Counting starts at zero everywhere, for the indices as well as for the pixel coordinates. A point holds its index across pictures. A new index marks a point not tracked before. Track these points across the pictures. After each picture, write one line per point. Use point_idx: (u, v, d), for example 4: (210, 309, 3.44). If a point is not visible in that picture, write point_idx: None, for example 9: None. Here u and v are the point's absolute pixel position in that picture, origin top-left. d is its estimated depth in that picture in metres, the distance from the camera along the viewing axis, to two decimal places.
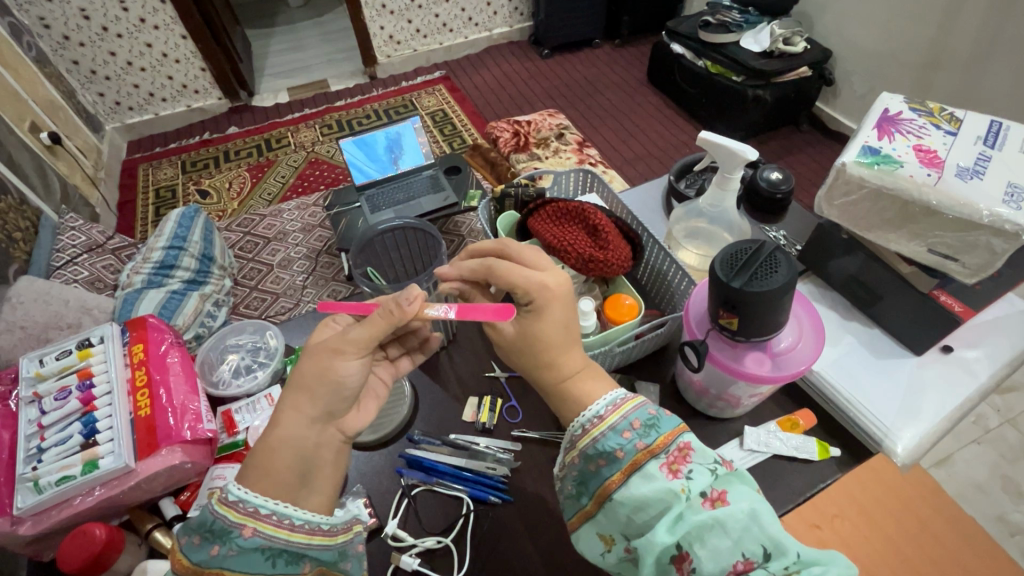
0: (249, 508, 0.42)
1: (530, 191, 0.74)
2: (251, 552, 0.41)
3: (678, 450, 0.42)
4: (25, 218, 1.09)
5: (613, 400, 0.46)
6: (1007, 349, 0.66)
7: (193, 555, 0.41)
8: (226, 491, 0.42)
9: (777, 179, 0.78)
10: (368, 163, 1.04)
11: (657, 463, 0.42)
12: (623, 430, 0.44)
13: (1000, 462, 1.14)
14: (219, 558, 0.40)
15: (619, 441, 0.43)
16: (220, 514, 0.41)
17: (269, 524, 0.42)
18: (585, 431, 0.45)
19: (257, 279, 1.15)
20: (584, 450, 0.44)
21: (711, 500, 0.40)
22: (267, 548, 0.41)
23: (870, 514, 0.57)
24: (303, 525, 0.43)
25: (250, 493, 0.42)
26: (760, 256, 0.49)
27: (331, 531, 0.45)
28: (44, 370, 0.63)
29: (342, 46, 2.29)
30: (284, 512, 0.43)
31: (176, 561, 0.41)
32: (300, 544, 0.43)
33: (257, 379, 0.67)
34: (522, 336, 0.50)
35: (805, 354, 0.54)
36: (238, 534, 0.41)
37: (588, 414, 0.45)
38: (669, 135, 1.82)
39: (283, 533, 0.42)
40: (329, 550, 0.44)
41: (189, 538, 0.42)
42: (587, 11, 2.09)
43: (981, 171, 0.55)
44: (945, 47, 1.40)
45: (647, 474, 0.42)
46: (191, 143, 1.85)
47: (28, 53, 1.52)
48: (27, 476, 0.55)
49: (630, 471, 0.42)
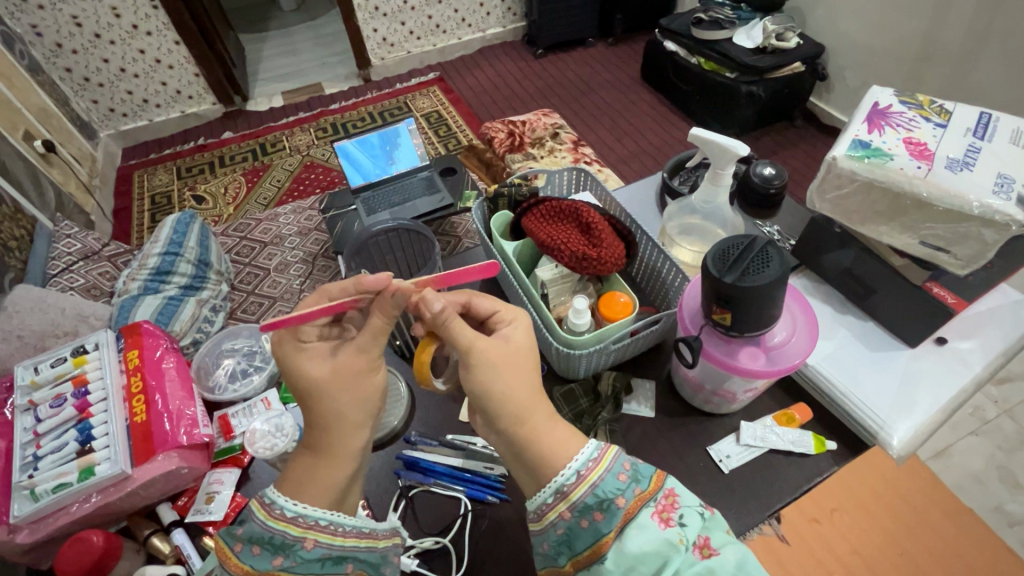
0: (309, 522, 0.42)
1: (523, 191, 0.74)
2: (314, 562, 0.42)
3: (666, 498, 0.43)
4: (20, 227, 1.09)
5: (600, 445, 0.44)
6: (1001, 340, 0.66)
7: (254, 563, 0.42)
8: (280, 508, 0.42)
9: (770, 174, 0.79)
10: (368, 159, 1.05)
11: (648, 511, 0.42)
12: (618, 473, 0.43)
13: (996, 453, 1.14)
14: (283, 568, 0.42)
15: (618, 486, 0.42)
16: (280, 530, 0.42)
17: (325, 533, 0.43)
18: (581, 478, 0.42)
19: (254, 283, 1.15)
20: (580, 501, 0.42)
21: (700, 549, 0.41)
22: (328, 556, 0.43)
23: (880, 518, 0.57)
24: (353, 530, 0.44)
25: (309, 507, 0.43)
26: (751, 250, 0.49)
27: (374, 535, 0.46)
28: (39, 377, 0.62)
29: (336, 49, 2.29)
30: (337, 521, 0.44)
31: (233, 565, 0.42)
32: (353, 548, 0.44)
33: (254, 383, 0.67)
34: (519, 347, 0.47)
35: (798, 347, 0.54)
36: (301, 547, 0.42)
37: (580, 459, 0.43)
38: (663, 132, 1.82)
39: (339, 540, 0.43)
40: (373, 553, 0.45)
41: (242, 545, 0.43)
42: (580, 11, 2.09)
43: (970, 163, 0.55)
44: (937, 41, 1.40)
45: (641, 524, 0.41)
46: (186, 149, 1.85)
47: (21, 62, 1.51)
48: (25, 483, 0.55)
49: (625, 522, 0.41)
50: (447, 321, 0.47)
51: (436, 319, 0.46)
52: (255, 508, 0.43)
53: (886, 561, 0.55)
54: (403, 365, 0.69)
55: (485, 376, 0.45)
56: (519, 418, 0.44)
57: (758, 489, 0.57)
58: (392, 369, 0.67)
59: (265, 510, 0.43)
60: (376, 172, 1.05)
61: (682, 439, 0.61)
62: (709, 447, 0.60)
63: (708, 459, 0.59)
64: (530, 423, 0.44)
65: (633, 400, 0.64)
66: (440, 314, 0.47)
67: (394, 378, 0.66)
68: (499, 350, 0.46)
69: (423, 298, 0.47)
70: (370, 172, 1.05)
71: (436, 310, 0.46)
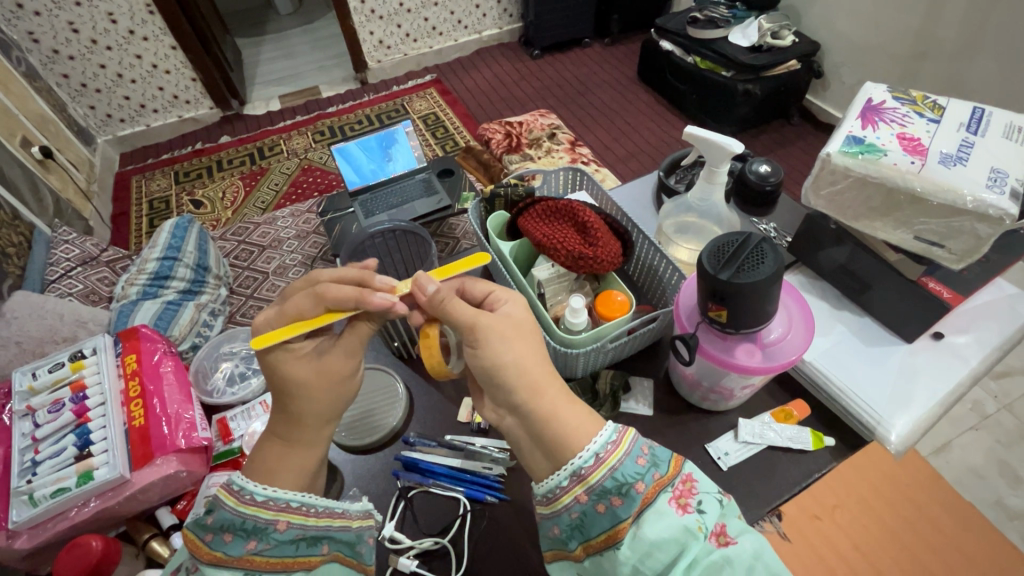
0: (280, 505, 0.43)
1: (519, 191, 0.74)
2: (288, 543, 0.43)
3: (683, 483, 0.42)
4: (18, 233, 1.10)
5: (619, 428, 0.43)
6: (998, 334, 0.66)
7: (226, 549, 0.42)
8: (250, 493, 0.43)
9: (766, 171, 0.79)
10: (367, 157, 1.05)
11: (666, 497, 0.41)
12: (637, 456, 0.42)
13: (996, 447, 1.14)
14: (257, 551, 0.43)
15: (637, 470, 0.41)
16: (251, 515, 0.43)
17: (299, 515, 0.44)
18: (600, 461, 0.41)
19: (253, 287, 1.15)
20: (598, 485, 0.41)
21: (717, 536, 0.40)
22: (302, 537, 0.44)
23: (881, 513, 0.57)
24: (325, 510, 0.45)
25: (278, 490, 0.44)
26: (746, 247, 0.49)
27: (348, 514, 0.46)
28: (37, 383, 0.62)
29: (332, 53, 2.29)
30: (309, 502, 0.45)
31: (204, 555, 0.42)
32: (326, 528, 0.45)
33: (251, 386, 0.67)
34: (519, 331, 0.47)
35: (795, 344, 0.54)
36: (273, 530, 0.43)
37: (599, 442, 0.42)
38: (660, 131, 1.82)
39: (311, 521, 0.44)
40: (348, 533, 0.46)
41: (212, 535, 0.43)
42: (577, 12, 2.09)
43: (964, 157, 0.55)
44: (932, 36, 1.41)
45: (659, 510, 0.40)
46: (184, 154, 1.85)
47: (18, 68, 1.52)
48: (23, 489, 0.55)
49: (642, 508, 0.40)
50: (445, 302, 0.46)
51: (433, 300, 0.46)
52: (224, 496, 0.43)
53: (891, 562, 0.55)
54: (401, 366, 0.69)
55: (495, 346, 0.44)
56: (529, 385, 0.44)
57: (756, 486, 0.57)
58: (388, 370, 0.67)
59: (234, 495, 0.43)
60: (381, 173, 1.06)
61: (680, 438, 0.61)
62: (707, 445, 0.60)
63: (706, 456, 0.59)
64: (544, 393, 0.44)
65: (631, 398, 0.64)
66: (436, 296, 0.46)
67: (391, 379, 0.66)
68: (502, 322, 0.46)
69: (417, 280, 0.47)
70: (371, 169, 1.06)
71: (431, 293, 0.46)
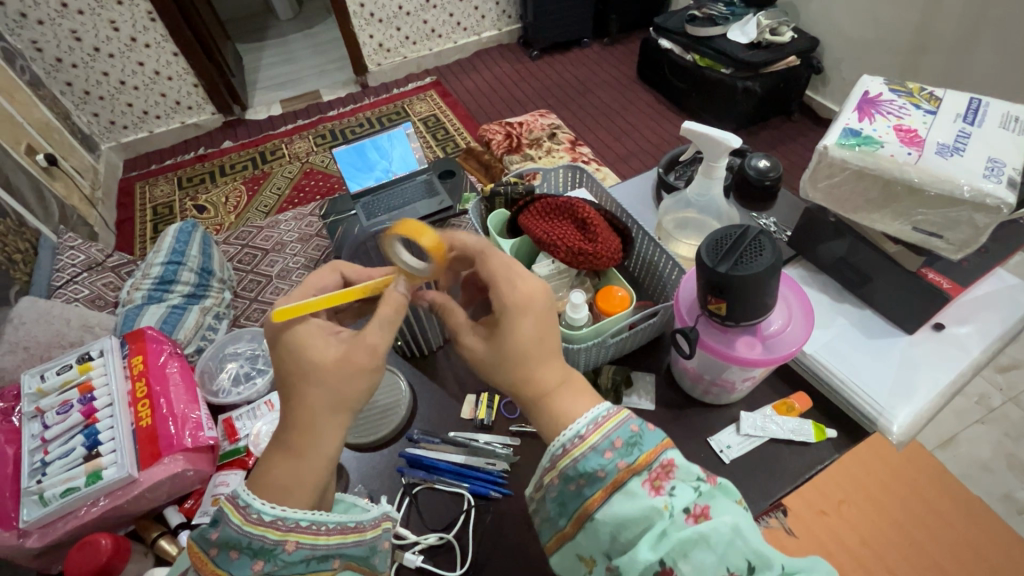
0: (290, 525, 0.42)
1: (518, 188, 0.74)
2: (297, 563, 0.42)
3: (661, 467, 0.41)
4: (25, 239, 1.11)
5: (594, 418, 0.43)
6: (1000, 324, 0.66)
7: (232, 568, 0.42)
8: (259, 513, 0.42)
9: (765, 166, 0.80)
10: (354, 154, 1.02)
11: (639, 479, 0.40)
12: (604, 449, 0.41)
13: (1004, 441, 1.14)
14: (264, 572, 0.42)
15: (600, 462, 0.40)
16: (259, 536, 0.42)
17: (308, 534, 0.43)
18: (564, 451, 0.42)
19: (256, 290, 1.16)
20: (564, 470, 0.41)
21: (694, 516, 0.39)
22: (312, 556, 0.43)
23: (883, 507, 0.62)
24: (336, 527, 0.44)
25: (287, 510, 0.43)
26: (744, 241, 0.50)
27: (361, 527, 0.46)
28: (45, 385, 0.63)
29: (333, 57, 2.30)
30: (320, 520, 0.44)
31: (208, 570, 0.42)
32: (338, 545, 0.44)
33: (257, 386, 0.68)
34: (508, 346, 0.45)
35: (795, 335, 0.54)
36: (282, 551, 0.42)
37: (568, 434, 0.42)
38: (661, 130, 1.82)
39: (323, 539, 0.43)
40: (360, 547, 0.45)
41: (218, 549, 0.42)
42: (576, 13, 2.10)
43: (961, 147, 0.55)
44: (930, 31, 1.41)
45: (629, 492, 0.40)
46: (186, 160, 1.86)
47: (22, 77, 1.53)
48: (33, 489, 0.56)
49: (612, 491, 0.40)
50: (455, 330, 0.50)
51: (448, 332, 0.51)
52: (230, 512, 0.42)
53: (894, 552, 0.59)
54: (405, 363, 0.70)
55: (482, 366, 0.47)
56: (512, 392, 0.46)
57: (759, 478, 0.57)
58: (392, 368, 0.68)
59: (242, 515, 0.42)
60: (370, 144, 1.04)
61: (683, 432, 0.61)
62: (710, 437, 0.60)
63: (709, 450, 0.60)
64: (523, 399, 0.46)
65: (633, 393, 0.64)
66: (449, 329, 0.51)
67: (393, 376, 0.67)
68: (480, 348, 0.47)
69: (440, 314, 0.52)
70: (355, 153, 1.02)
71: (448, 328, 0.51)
